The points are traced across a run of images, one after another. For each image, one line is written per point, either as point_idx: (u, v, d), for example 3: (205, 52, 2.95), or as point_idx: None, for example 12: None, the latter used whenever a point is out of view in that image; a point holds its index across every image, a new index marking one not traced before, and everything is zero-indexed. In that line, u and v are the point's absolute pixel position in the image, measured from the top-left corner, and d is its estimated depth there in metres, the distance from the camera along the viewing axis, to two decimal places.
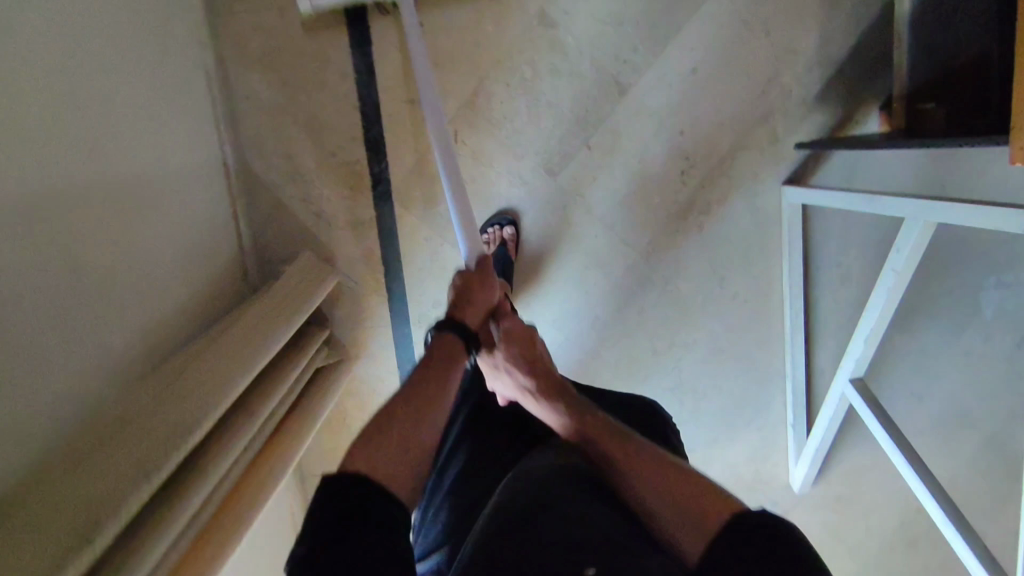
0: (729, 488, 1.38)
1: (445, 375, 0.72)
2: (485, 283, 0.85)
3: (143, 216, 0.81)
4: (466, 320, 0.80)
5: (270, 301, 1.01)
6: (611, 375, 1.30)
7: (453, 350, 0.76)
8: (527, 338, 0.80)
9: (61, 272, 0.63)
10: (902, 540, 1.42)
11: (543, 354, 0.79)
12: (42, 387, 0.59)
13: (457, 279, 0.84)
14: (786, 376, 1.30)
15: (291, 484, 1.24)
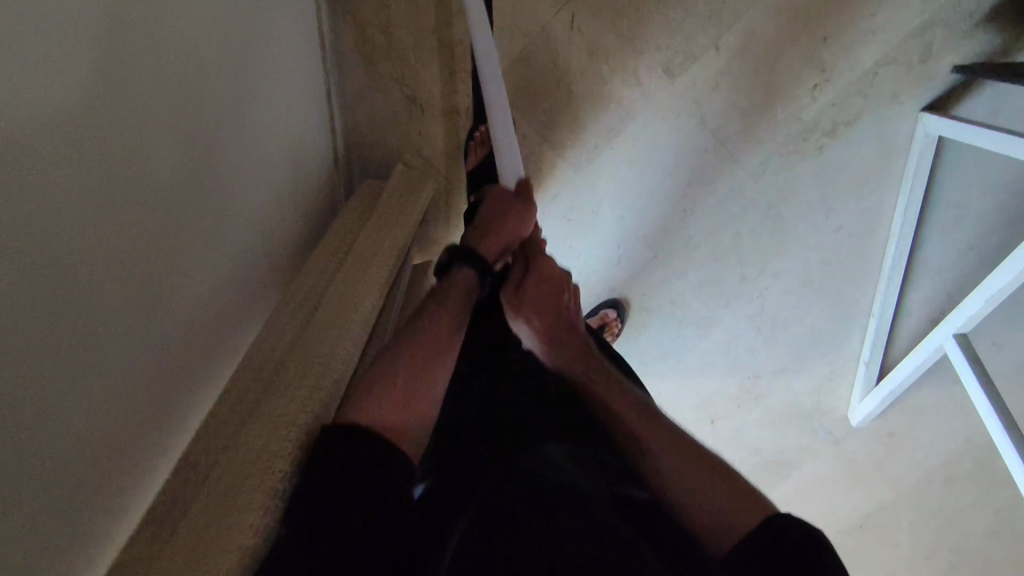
0: (787, 415, 1.38)
1: (457, 318, 0.68)
2: (523, 216, 0.82)
3: (219, 105, 0.66)
4: (487, 248, 0.78)
5: (368, 228, 0.90)
6: (693, 297, 1.25)
7: (473, 288, 0.73)
8: (559, 291, 0.74)
9: (131, 186, 0.49)
10: (941, 475, 1.46)
11: (570, 316, 0.73)
12: (113, 377, 0.48)
13: (495, 204, 0.83)
14: (872, 313, 1.25)
15: None
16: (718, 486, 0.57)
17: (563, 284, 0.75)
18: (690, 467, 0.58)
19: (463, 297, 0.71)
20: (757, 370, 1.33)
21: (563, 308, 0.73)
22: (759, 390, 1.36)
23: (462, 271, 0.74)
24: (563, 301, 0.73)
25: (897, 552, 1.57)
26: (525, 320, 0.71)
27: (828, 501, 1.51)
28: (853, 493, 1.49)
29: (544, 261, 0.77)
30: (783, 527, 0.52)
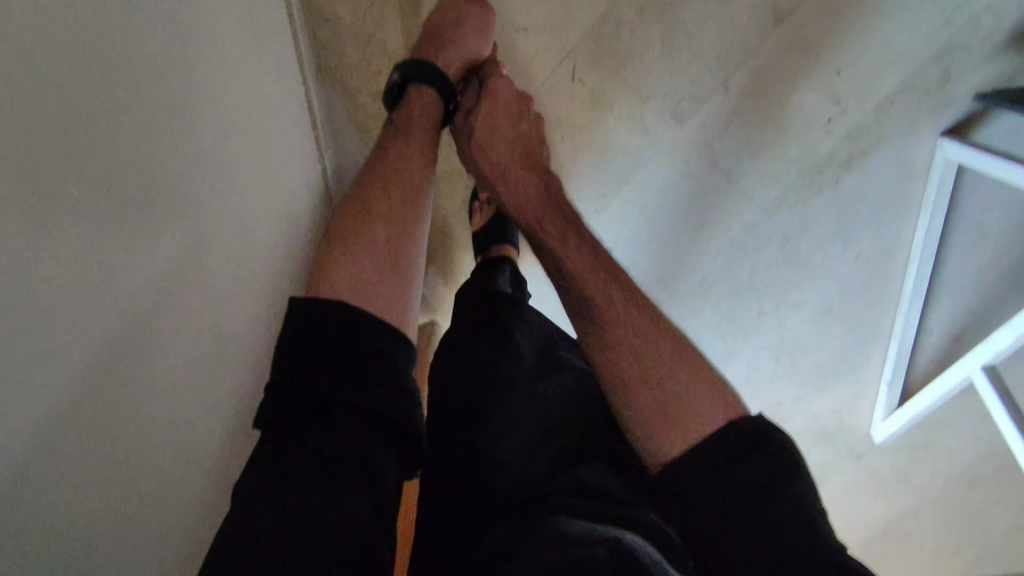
0: (809, 435, 1.37)
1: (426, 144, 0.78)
2: (483, 34, 0.85)
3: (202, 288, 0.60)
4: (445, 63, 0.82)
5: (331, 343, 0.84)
6: (711, 332, 1.22)
7: (432, 110, 0.80)
8: (515, 111, 0.84)
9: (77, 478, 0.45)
10: (964, 480, 1.47)
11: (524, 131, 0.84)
12: None
13: (449, 14, 0.84)
14: (894, 335, 1.23)
15: None
16: (675, 372, 0.62)
17: (521, 107, 0.85)
18: (646, 340, 0.64)
19: (426, 126, 0.79)
20: (777, 395, 1.31)
21: (523, 128, 0.84)
22: (780, 413, 1.34)
23: (417, 91, 0.80)
24: (521, 124, 0.84)
25: (921, 553, 1.58)
26: (500, 140, 0.82)
27: (852, 510, 1.52)
28: (876, 501, 1.50)
29: (503, 84, 0.84)
30: (744, 428, 0.58)
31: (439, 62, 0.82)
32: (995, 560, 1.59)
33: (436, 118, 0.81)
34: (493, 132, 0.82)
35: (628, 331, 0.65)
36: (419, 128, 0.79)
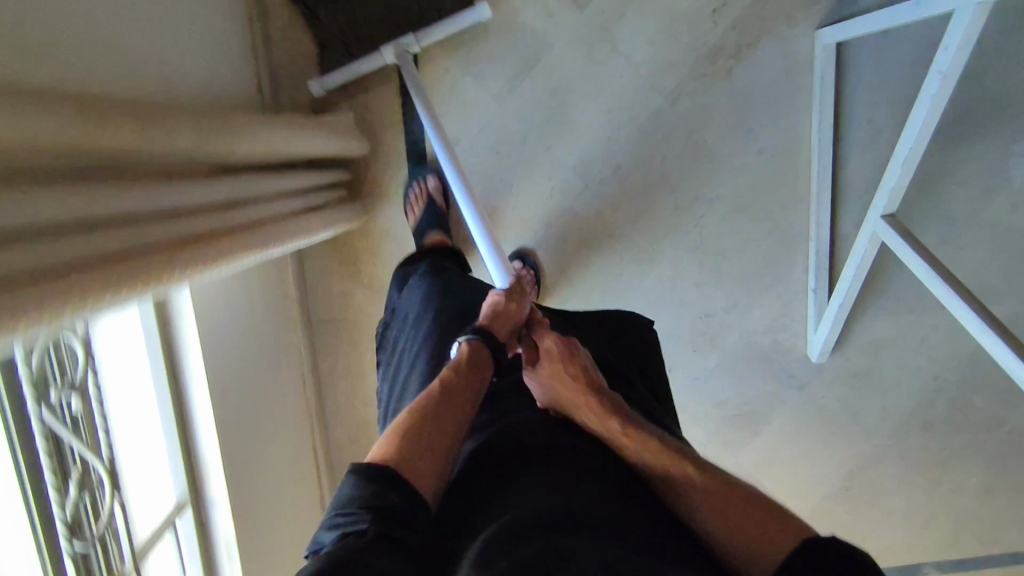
0: (746, 358, 1.34)
1: (462, 389, 0.73)
2: (518, 298, 0.85)
3: None
4: (493, 328, 0.81)
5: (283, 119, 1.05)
6: (632, 231, 1.26)
7: (481, 358, 0.77)
8: (569, 351, 0.77)
9: None
10: (919, 419, 1.40)
11: (591, 366, 0.76)
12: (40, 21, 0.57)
13: (487, 302, 0.85)
14: (811, 237, 1.26)
15: (298, 322, 1.21)
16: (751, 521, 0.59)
17: (573, 347, 0.78)
18: (702, 497, 0.62)
19: (472, 372, 0.76)
20: (707, 308, 1.31)
21: (584, 363, 0.76)
22: (713, 331, 1.32)
23: (465, 340, 0.79)
24: (576, 359, 0.76)
25: (892, 519, 1.45)
26: (560, 385, 0.74)
27: (809, 463, 1.41)
28: (831, 448, 1.41)
29: (544, 331, 0.82)
30: (818, 547, 0.55)
31: (489, 325, 0.81)
32: (974, 527, 1.46)
33: (483, 371, 0.77)
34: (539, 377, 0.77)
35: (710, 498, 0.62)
36: (458, 383, 0.74)
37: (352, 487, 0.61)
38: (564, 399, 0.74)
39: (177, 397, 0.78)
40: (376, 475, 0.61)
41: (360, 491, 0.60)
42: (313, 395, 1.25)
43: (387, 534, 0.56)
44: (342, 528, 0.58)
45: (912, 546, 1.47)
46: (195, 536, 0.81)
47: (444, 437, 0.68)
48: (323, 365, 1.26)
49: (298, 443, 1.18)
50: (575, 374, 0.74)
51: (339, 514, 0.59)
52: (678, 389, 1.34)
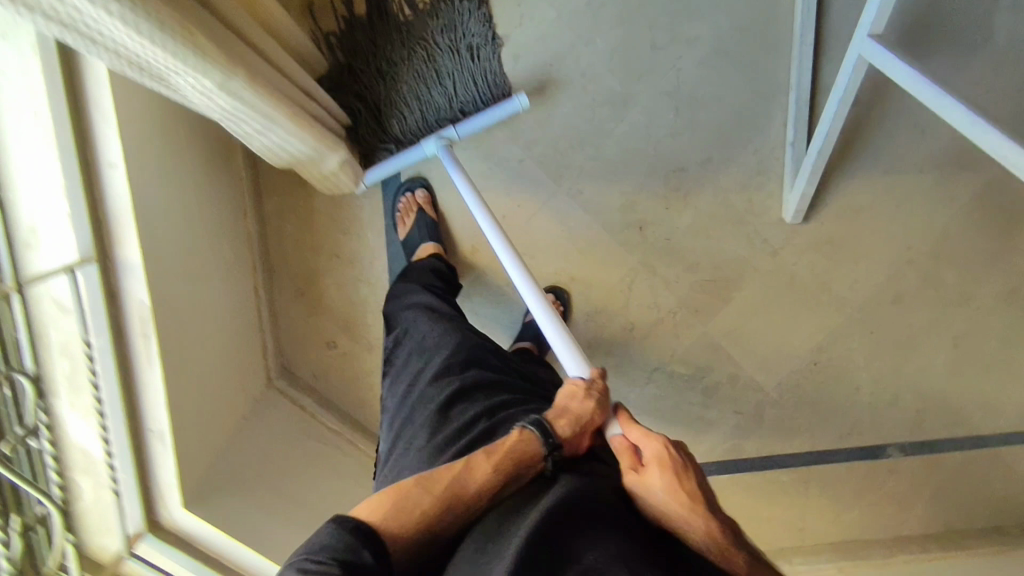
0: (719, 218, 1.28)
1: (497, 475, 0.65)
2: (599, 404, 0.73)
3: None
4: (565, 433, 0.69)
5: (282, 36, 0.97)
6: (607, 72, 1.19)
7: (528, 456, 0.67)
8: (684, 468, 0.65)
9: None
10: (890, 294, 1.37)
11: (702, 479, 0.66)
12: None
13: (566, 400, 0.73)
14: (792, 87, 1.20)
15: (241, 153, 1.11)
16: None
17: (685, 462, 0.66)
18: None
19: (529, 458, 0.66)
20: (682, 162, 1.24)
21: (698, 479, 0.66)
22: (687, 188, 1.25)
23: (524, 429, 0.69)
24: (689, 476, 0.65)
25: (858, 399, 1.43)
26: (662, 504, 0.63)
27: (779, 335, 1.36)
28: (802, 320, 1.36)
29: (637, 432, 0.69)
30: None
31: (561, 429, 0.69)
32: (937, 408, 1.45)
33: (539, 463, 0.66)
34: (644, 487, 0.65)
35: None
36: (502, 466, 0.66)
37: (333, 535, 0.59)
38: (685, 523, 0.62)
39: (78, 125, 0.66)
40: (353, 531, 0.59)
41: (338, 542, 0.57)
42: (254, 238, 1.14)
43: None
44: (311, 573, 0.55)
45: (876, 427, 1.45)
46: (101, 303, 0.69)
47: (442, 526, 0.62)
48: (268, 205, 1.16)
49: (236, 280, 1.07)
50: (693, 498, 0.63)
51: (310, 559, 0.56)
52: (647, 251, 1.27)
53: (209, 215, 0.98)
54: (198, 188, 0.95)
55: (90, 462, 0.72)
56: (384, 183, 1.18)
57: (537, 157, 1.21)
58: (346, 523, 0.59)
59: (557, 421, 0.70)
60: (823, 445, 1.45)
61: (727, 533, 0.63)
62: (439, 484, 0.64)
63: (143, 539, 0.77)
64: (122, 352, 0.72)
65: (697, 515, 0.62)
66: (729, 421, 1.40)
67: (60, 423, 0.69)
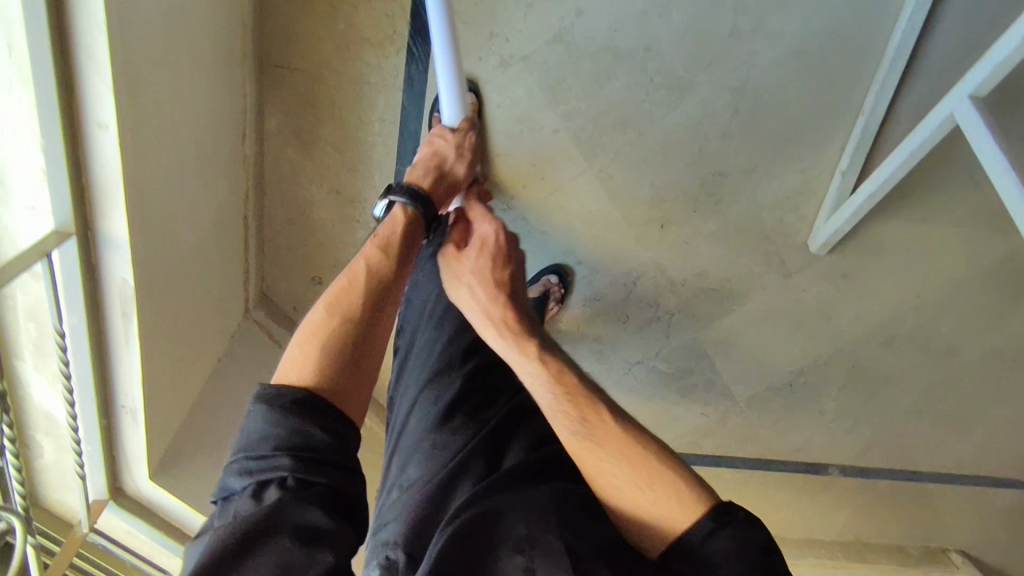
0: (744, 230, 1.21)
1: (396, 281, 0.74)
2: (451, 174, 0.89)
3: None
4: (422, 195, 0.83)
5: None
6: (672, 52, 1.04)
7: (413, 233, 0.79)
8: (500, 252, 0.82)
9: None
10: (883, 334, 1.36)
11: (514, 270, 0.83)
12: None
13: (425, 164, 0.88)
14: (863, 112, 1.08)
15: (245, 60, 0.96)
16: (620, 454, 0.62)
17: (503, 255, 0.83)
18: (595, 446, 0.63)
19: (407, 241, 0.78)
20: (723, 165, 1.14)
21: (509, 272, 0.82)
22: (722, 193, 1.17)
23: (403, 207, 0.81)
24: (505, 266, 0.82)
25: (820, 421, 1.47)
26: (470, 280, 0.80)
27: (764, 353, 1.36)
28: (791, 343, 1.35)
29: (474, 214, 0.87)
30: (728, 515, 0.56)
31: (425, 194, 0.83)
32: (887, 440, 1.51)
33: (416, 237, 0.80)
34: (460, 261, 0.82)
35: (591, 436, 0.64)
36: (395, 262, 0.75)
37: (267, 422, 0.56)
38: (489, 311, 0.77)
39: (62, 60, 0.53)
40: (291, 420, 0.56)
41: (276, 436, 0.55)
42: (251, 158, 1.03)
43: (307, 479, 0.54)
44: (254, 475, 0.54)
45: (825, 447, 1.51)
46: (76, 276, 0.62)
47: (360, 342, 0.67)
48: (269, 122, 1.03)
49: (225, 209, 0.97)
50: (496, 280, 0.80)
51: (252, 458, 0.55)
52: (661, 247, 1.21)
53: (200, 141, 0.86)
54: (191, 115, 0.83)
55: (56, 424, 0.75)
56: (402, 123, 1.05)
57: (574, 130, 1.09)
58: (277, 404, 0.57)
59: (416, 180, 0.85)
60: (774, 454, 1.51)
61: (518, 317, 0.77)
62: (344, 302, 0.69)
63: (104, 505, 0.85)
64: (98, 326, 0.67)
65: (501, 305, 0.78)
66: (693, 418, 1.43)
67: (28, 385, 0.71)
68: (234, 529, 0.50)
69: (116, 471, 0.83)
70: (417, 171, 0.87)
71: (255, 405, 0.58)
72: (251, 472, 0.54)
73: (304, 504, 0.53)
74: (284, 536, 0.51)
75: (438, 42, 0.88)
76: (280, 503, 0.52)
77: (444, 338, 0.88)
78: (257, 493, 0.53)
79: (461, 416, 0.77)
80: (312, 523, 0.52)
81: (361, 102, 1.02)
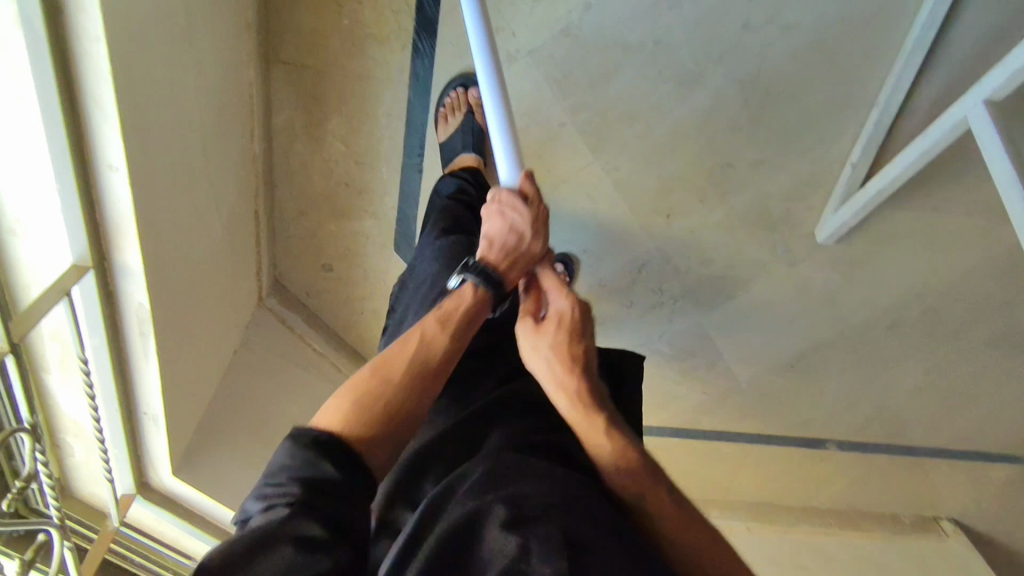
0: (752, 220, 1.21)
1: (442, 333, 0.66)
2: (534, 230, 0.75)
3: None
4: (489, 259, 0.72)
5: None
6: (682, 43, 1.02)
7: (476, 304, 0.69)
8: (580, 326, 0.69)
9: None
10: (887, 319, 1.37)
11: (594, 347, 0.69)
12: None
13: (497, 218, 0.76)
14: (876, 103, 1.06)
15: (251, 57, 0.96)
16: (684, 532, 0.59)
17: (582, 328, 0.69)
18: (641, 485, 0.60)
19: (471, 319, 0.68)
20: (732, 157, 1.13)
21: (590, 348, 0.69)
22: (729, 183, 1.16)
23: (465, 284, 0.71)
24: (585, 342, 0.68)
25: (820, 399, 1.50)
26: (543, 356, 0.67)
27: (768, 336, 1.38)
28: (794, 327, 1.37)
29: (551, 283, 0.74)
30: None
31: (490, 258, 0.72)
32: (886, 418, 1.54)
33: (481, 308, 0.69)
34: (532, 332, 0.70)
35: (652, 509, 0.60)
36: (456, 329, 0.67)
37: (287, 454, 0.53)
38: (567, 394, 0.65)
39: (71, 108, 0.57)
40: (308, 447, 0.53)
41: (293, 461, 0.52)
42: (260, 153, 1.04)
43: (316, 505, 0.50)
44: (269, 499, 0.51)
45: (825, 424, 1.55)
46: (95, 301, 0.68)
47: (400, 404, 0.60)
48: (276, 116, 1.04)
49: (236, 207, 1.00)
50: (576, 359, 0.67)
51: (268, 483, 0.51)
52: (666, 236, 1.22)
53: (209, 145, 0.88)
54: (201, 122, 0.84)
55: (81, 431, 0.80)
56: (408, 118, 1.05)
57: (581, 123, 1.09)
58: (302, 441, 0.53)
59: (486, 250, 0.73)
60: (773, 429, 1.55)
61: (596, 399, 0.65)
62: (393, 362, 0.63)
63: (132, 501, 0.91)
64: (116, 340, 0.73)
65: (574, 383, 0.65)
66: (695, 396, 1.48)
67: (54, 398, 0.77)
68: (238, 540, 0.47)
69: (141, 465, 0.89)
70: (496, 233, 0.74)
71: (283, 441, 0.54)
72: (265, 497, 0.51)
73: (308, 518, 0.48)
74: (286, 543, 0.47)
75: (479, 61, 0.82)
76: (288, 516, 0.48)
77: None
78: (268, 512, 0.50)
79: (447, 397, 0.73)
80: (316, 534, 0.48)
81: (367, 96, 1.02)
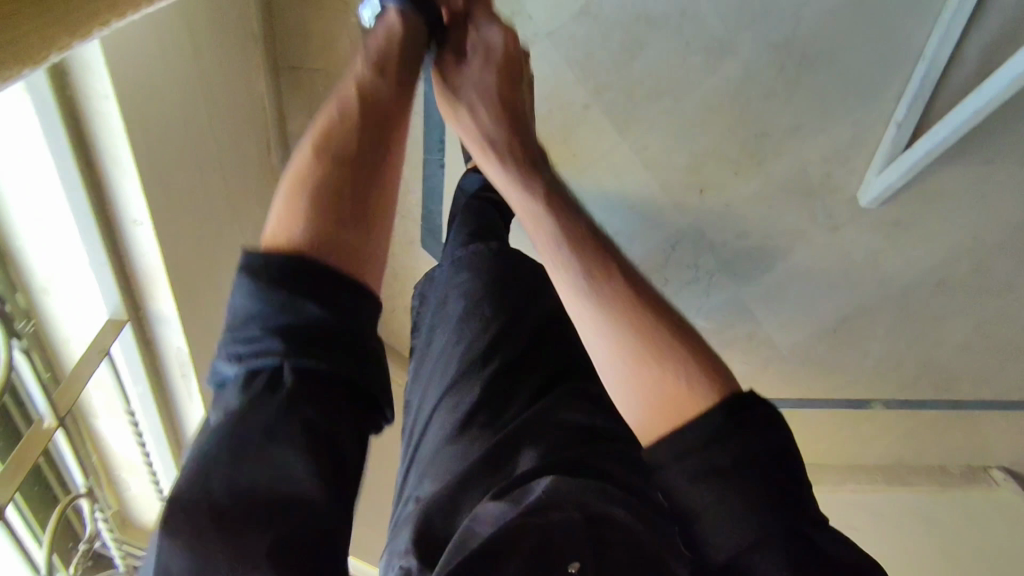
0: (790, 188, 1.15)
1: (387, 124, 0.61)
2: None
3: None
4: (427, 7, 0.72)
5: None
6: (710, 9, 0.96)
7: (411, 41, 0.68)
8: (509, 69, 0.74)
9: None
10: (935, 277, 1.31)
11: (521, 103, 0.74)
12: None
13: None
14: (923, 57, 0.99)
15: (260, 65, 0.92)
16: (648, 325, 0.55)
17: (511, 73, 0.74)
18: (624, 315, 0.55)
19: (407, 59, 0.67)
20: (767, 125, 1.08)
21: (516, 107, 0.73)
22: (764, 152, 1.11)
23: (396, 11, 0.69)
24: (510, 97, 0.73)
25: (864, 361, 1.46)
26: (467, 116, 0.72)
27: (808, 303, 1.34)
28: (837, 292, 1.32)
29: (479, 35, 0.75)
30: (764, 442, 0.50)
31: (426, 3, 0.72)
32: (934, 375, 1.50)
33: (413, 29, 0.69)
34: (453, 93, 0.74)
35: (603, 306, 0.56)
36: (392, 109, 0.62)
37: (250, 296, 0.48)
38: (490, 146, 0.70)
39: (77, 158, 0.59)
40: (272, 293, 0.47)
41: (257, 308, 0.47)
42: (278, 162, 1.02)
43: (294, 374, 0.47)
44: (245, 360, 0.47)
45: (870, 385, 1.51)
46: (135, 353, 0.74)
47: (355, 190, 0.54)
48: (291, 123, 1.01)
49: (260, 221, 0.98)
50: (501, 107, 0.73)
51: (240, 339, 0.48)
52: (699, 210, 1.17)
53: (228, 163, 0.85)
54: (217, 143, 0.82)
55: (135, 466, 0.83)
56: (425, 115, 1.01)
57: (605, 103, 1.04)
58: (261, 277, 0.47)
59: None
60: (817, 392, 1.52)
61: (519, 150, 0.71)
62: (339, 142, 0.57)
63: None
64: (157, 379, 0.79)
65: (499, 135, 0.71)
66: (735, 366, 1.45)
67: (103, 436, 0.80)
68: (220, 453, 0.45)
69: None
70: None
71: (238, 277, 0.48)
72: (240, 360, 0.48)
73: (287, 413, 0.46)
74: (274, 450, 0.46)
75: None
76: (264, 407, 0.46)
77: (462, 340, 0.79)
78: (251, 381, 0.47)
79: (478, 425, 0.69)
80: (298, 435, 0.46)
81: None
